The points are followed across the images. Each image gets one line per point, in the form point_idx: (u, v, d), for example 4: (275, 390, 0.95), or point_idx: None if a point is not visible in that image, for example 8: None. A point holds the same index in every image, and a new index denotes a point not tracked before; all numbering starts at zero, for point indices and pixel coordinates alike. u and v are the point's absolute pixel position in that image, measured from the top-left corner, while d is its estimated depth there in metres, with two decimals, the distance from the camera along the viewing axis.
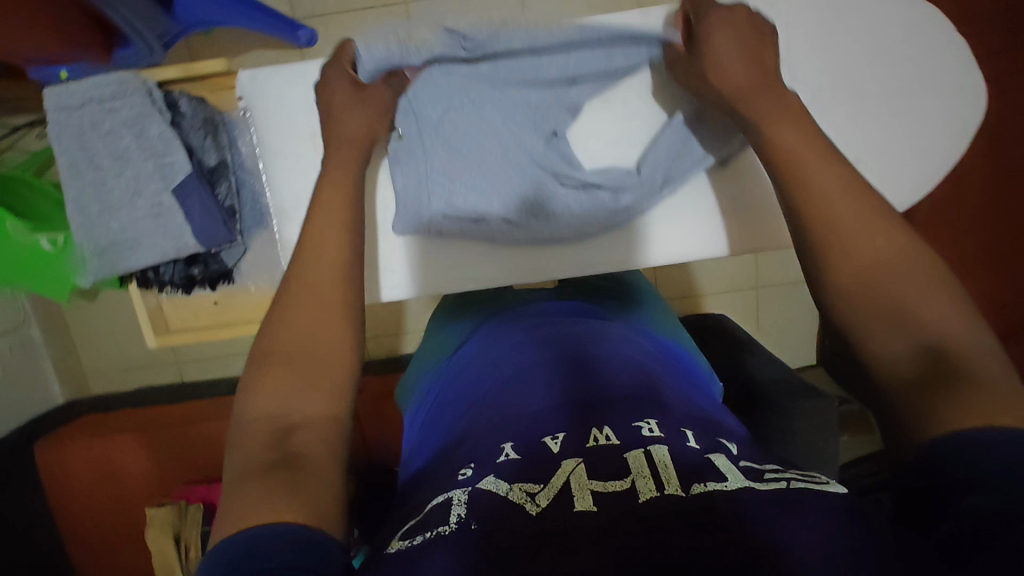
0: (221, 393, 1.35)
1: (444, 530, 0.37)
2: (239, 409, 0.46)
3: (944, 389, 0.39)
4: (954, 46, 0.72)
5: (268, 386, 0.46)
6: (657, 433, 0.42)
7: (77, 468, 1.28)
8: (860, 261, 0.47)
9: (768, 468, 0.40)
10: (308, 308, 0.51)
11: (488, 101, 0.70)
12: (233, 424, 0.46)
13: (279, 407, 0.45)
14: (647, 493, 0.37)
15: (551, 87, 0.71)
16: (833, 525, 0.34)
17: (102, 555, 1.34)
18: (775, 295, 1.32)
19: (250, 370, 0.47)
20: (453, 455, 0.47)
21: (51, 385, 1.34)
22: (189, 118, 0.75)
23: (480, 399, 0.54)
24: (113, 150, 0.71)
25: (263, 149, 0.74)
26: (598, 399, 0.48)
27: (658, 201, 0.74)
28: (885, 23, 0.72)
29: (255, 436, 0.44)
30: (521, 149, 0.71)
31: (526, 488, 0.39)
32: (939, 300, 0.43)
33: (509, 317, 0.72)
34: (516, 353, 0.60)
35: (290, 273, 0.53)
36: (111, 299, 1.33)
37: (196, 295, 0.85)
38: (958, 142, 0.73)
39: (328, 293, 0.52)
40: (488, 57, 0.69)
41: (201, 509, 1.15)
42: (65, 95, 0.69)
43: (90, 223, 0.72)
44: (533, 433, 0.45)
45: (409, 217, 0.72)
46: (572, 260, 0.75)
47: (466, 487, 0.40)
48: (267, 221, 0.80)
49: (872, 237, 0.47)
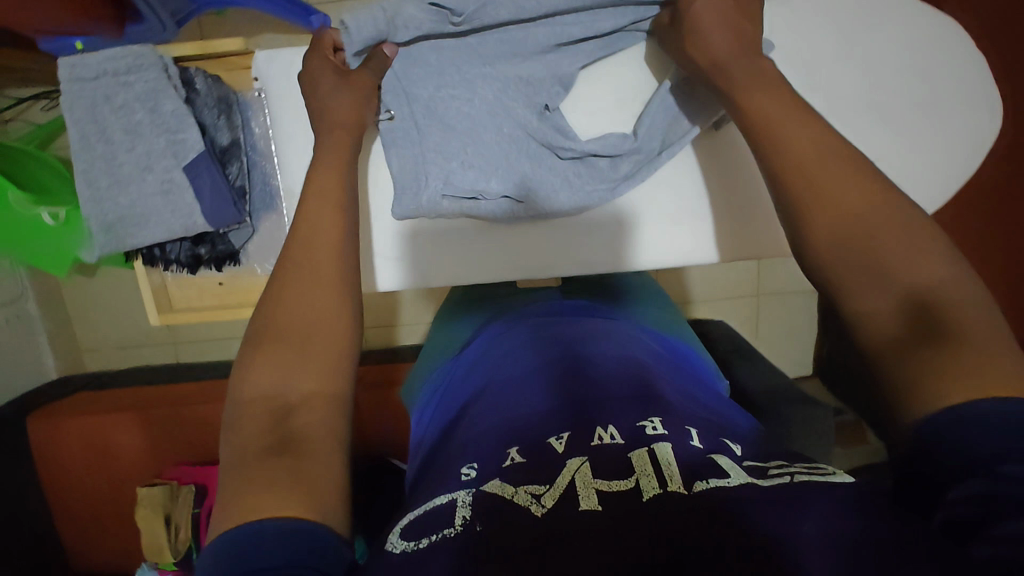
0: (216, 376, 1.35)
1: (449, 533, 0.36)
2: (234, 390, 0.45)
3: (929, 347, 0.38)
4: (955, 33, 0.72)
5: (263, 367, 0.45)
6: (661, 432, 0.42)
7: (69, 445, 1.27)
8: (839, 218, 0.46)
9: (772, 464, 0.40)
10: (300, 287, 0.50)
11: (478, 75, 0.70)
12: (227, 403, 0.45)
13: (273, 388, 0.44)
14: (651, 491, 0.37)
15: (542, 56, 0.70)
16: (839, 518, 0.33)
17: (89, 532, 1.33)
18: (774, 303, 1.32)
19: (245, 351, 0.46)
20: (456, 453, 0.47)
21: (45, 360, 1.33)
22: (204, 96, 0.75)
23: (482, 400, 0.54)
24: (125, 124, 0.70)
25: (276, 132, 0.74)
26: (602, 398, 0.48)
27: (657, 168, 0.74)
28: (898, 31, 0.72)
29: (253, 417, 0.43)
30: (513, 121, 0.71)
31: (532, 490, 0.38)
32: (920, 254, 0.42)
33: (515, 316, 0.72)
34: (519, 353, 0.60)
35: (284, 255, 0.52)
36: (109, 277, 1.32)
37: (202, 274, 0.85)
38: (974, 130, 0.73)
39: (324, 270, 0.51)
40: (475, 31, 0.69)
41: (192, 492, 1.16)
42: (80, 66, 0.68)
43: (98, 196, 0.71)
44: (538, 435, 0.44)
45: (407, 201, 0.71)
46: (569, 253, 0.77)
47: (470, 490, 0.40)
48: (276, 205, 0.80)
49: (846, 195, 0.46)
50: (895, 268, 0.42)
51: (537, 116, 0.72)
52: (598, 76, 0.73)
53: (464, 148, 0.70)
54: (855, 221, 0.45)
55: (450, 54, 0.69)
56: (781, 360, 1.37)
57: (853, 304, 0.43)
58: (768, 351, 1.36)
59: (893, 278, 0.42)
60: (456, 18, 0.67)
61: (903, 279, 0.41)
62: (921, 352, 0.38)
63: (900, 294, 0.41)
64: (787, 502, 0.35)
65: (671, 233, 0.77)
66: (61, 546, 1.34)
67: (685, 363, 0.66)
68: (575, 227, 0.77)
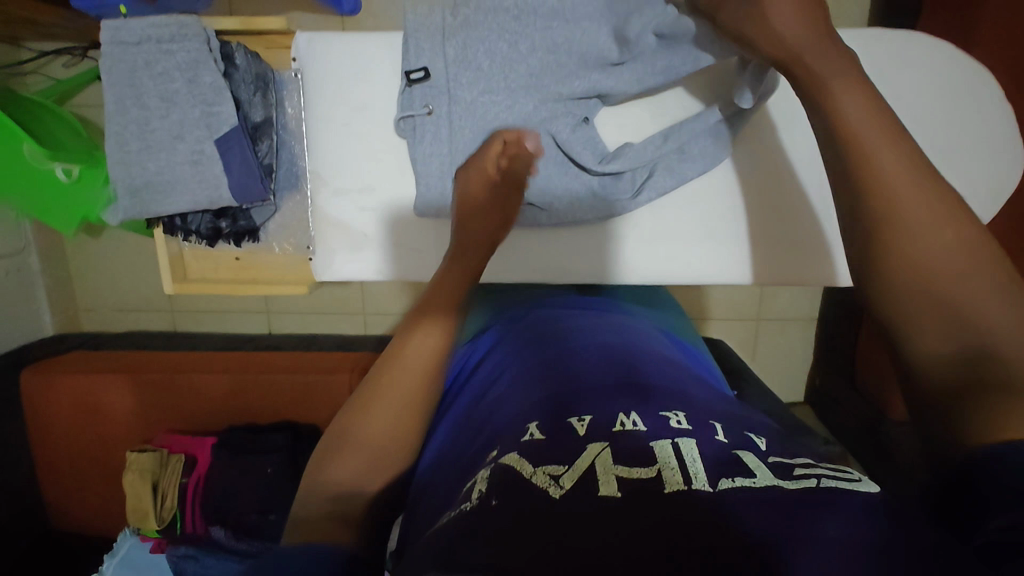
0: (212, 347, 1.35)
1: (467, 508, 0.39)
2: (315, 476, 0.50)
3: (981, 399, 0.38)
4: (982, 79, 0.73)
5: (341, 463, 0.50)
6: (685, 425, 0.44)
7: (59, 402, 1.27)
8: (916, 255, 0.43)
9: (799, 463, 0.41)
10: (394, 394, 0.53)
11: (522, 87, 0.71)
12: (308, 480, 0.50)
13: (348, 484, 0.49)
14: (675, 485, 0.38)
15: (586, 70, 0.70)
16: (863, 525, 0.34)
17: (71, 489, 1.33)
18: (777, 328, 1.33)
19: (329, 445, 0.52)
20: (481, 436, 0.49)
21: (42, 315, 1.33)
22: (242, 71, 0.74)
23: (499, 387, 0.56)
24: (162, 92, 0.70)
25: (308, 112, 0.75)
26: (620, 389, 0.50)
27: (684, 168, 0.73)
28: (925, 72, 0.73)
29: (318, 502, 0.48)
30: (547, 127, 0.71)
31: (550, 471, 0.40)
32: (993, 297, 0.41)
33: (529, 309, 0.73)
34: (540, 342, 0.62)
35: (388, 355, 0.56)
36: (114, 238, 1.32)
37: (219, 248, 0.84)
38: (1012, 166, 0.74)
39: (411, 373, 0.54)
40: (524, 38, 0.69)
41: (182, 460, 1.16)
42: (124, 30, 0.68)
43: (128, 160, 0.72)
44: (558, 414, 0.47)
45: (433, 197, 0.72)
46: (590, 260, 0.78)
47: (489, 466, 0.43)
48: (301, 184, 0.80)
49: (939, 231, 0.43)
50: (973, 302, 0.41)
51: (572, 126, 0.72)
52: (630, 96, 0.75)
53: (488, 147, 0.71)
54: (939, 266, 0.42)
55: (491, 54, 0.70)
56: (776, 385, 1.38)
57: (915, 342, 0.43)
58: (765, 374, 1.37)
59: (973, 325, 0.40)
60: (510, 21, 0.69)
61: (968, 311, 0.41)
62: (977, 396, 0.38)
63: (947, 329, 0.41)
64: (807, 507, 0.35)
65: (691, 249, 0.78)
66: (42, 502, 1.33)
67: (701, 369, 0.67)
68: (595, 232, 0.78)
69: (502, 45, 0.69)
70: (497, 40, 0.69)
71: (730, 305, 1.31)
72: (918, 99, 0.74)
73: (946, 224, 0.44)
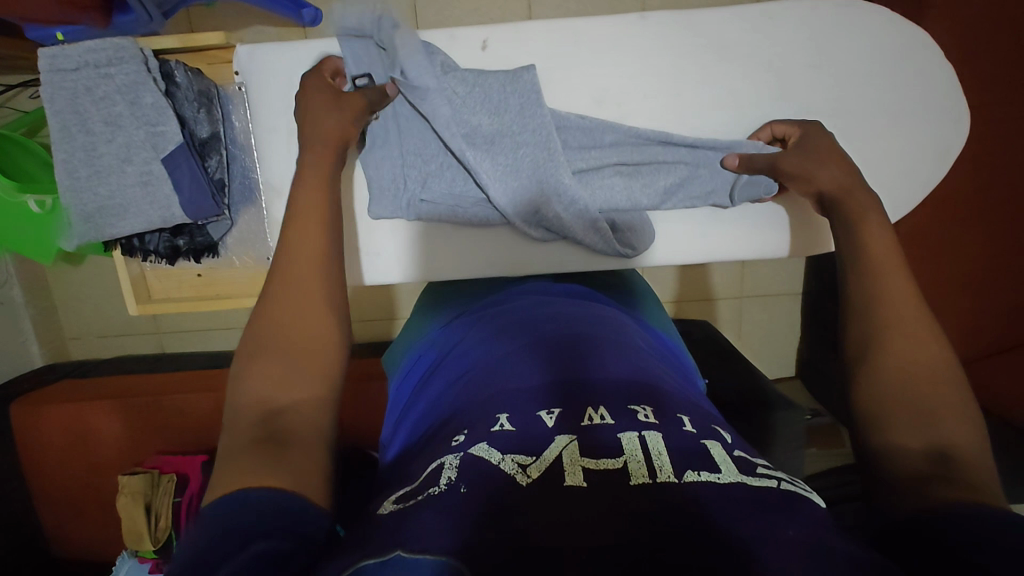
0: (199, 366, 1.35)
1: (434, 490, 0.39)
2: (232, 396, 0.46)
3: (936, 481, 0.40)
4: (923, 42, 0.74)
5: (257, 373, 0.47)
6: (652, 420, 0.44)
7: (50, 430, 1.27)
8: (906, 362, 0.47)
9: (759, 461, 0.43)
10: (304, 297, 0.51)
11: (474, 95, 0.73)
12: (226, 409, 0.46)
13: (265, 395, 0.46)
14: (640, 477, 0.39)
15: (512, 75, 0.74)
16: (813, 533, 0.35)
17: (68, 517, 1.33)
18: (762, 303, 1.30)
19: (241, 361, 0.48)
20: (450, 424, 0.48)
21: (30, 347, 1.33)
22: (184, 89, 0.75)
23: (468, 374, 0.55)
24: (105, 116, 0.71)
25: (257, 122, 0.76)
26: (581, 383, 0.49)
27: (637, 150, 0.75)
28: (866, 40, 0.74)
29: (243, 424, 0.44)
30: (508, 130, 0.73)
31: (518, 459, 0.41)
32: (954, 414, 0.44)
33: (495, 300, 0.72)
34: (512, 332, 0.61)
35: (274, 269, 0.52)
36: (93, 266, 1.31)
37: (181, 266, 0.87)
38: (957, 127, 0.76)
39: (312, 287, 0.51)
40: (453, 67, 0.74)
41: (174, 480, 1.17)
42: (60, 57, 0.69)
43: (78, 187, 0.73)
44: (529, 407, 0.46)
45: (387, 203, 0.75)
46: (547, 253, 0.79)
47: (458, 453, 0.42)
48: (255, 198, 0.82)
49: (917, 362, 0.47)
50: (937, 417, 0.44)
51: (530, 134, 0.73)
52: (574, 79, 0.76)
53: (442, 151, 0.75)
54: (918, 370, 0.47)
55: (445, 68, 0.73)
56: (762, 362, 1.36)
57: (888, 434, 0.45)
58: (751, 353, 1.35)
59: (938, 425, 0.44)
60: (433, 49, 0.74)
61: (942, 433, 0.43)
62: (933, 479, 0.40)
63: (920, 435, 0.43)
64: (761, 511, 0.36)
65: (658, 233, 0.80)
66: (41, 530, 1.34)
67: (673, 357, 0.66)
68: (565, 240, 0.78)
69: (440, 66, 0.73)
70: (437, 61, 0.73)
71: (713, 285, 1.29)
72: (868, 67, 0.75)
73: (934, 372, 0.46)
